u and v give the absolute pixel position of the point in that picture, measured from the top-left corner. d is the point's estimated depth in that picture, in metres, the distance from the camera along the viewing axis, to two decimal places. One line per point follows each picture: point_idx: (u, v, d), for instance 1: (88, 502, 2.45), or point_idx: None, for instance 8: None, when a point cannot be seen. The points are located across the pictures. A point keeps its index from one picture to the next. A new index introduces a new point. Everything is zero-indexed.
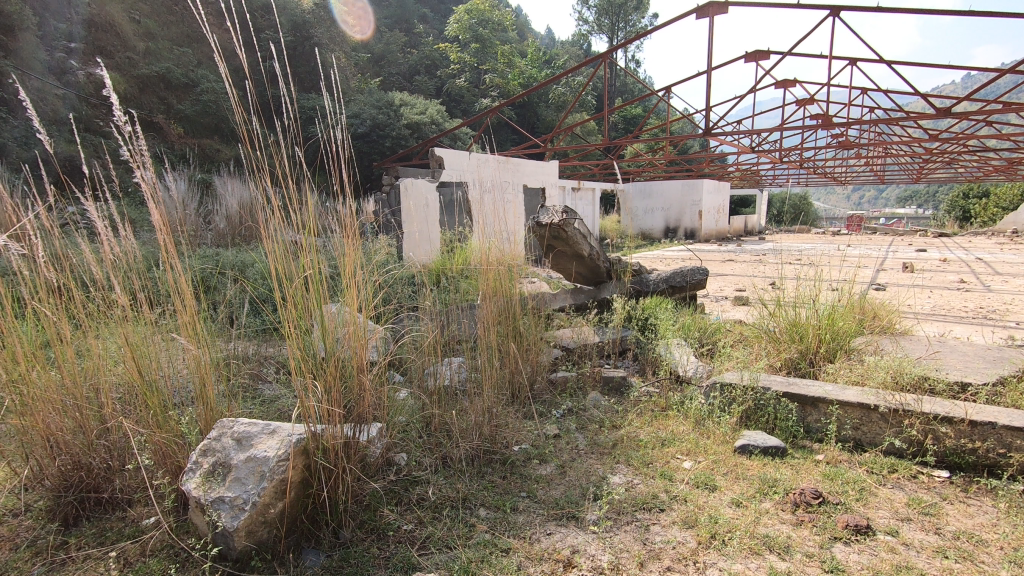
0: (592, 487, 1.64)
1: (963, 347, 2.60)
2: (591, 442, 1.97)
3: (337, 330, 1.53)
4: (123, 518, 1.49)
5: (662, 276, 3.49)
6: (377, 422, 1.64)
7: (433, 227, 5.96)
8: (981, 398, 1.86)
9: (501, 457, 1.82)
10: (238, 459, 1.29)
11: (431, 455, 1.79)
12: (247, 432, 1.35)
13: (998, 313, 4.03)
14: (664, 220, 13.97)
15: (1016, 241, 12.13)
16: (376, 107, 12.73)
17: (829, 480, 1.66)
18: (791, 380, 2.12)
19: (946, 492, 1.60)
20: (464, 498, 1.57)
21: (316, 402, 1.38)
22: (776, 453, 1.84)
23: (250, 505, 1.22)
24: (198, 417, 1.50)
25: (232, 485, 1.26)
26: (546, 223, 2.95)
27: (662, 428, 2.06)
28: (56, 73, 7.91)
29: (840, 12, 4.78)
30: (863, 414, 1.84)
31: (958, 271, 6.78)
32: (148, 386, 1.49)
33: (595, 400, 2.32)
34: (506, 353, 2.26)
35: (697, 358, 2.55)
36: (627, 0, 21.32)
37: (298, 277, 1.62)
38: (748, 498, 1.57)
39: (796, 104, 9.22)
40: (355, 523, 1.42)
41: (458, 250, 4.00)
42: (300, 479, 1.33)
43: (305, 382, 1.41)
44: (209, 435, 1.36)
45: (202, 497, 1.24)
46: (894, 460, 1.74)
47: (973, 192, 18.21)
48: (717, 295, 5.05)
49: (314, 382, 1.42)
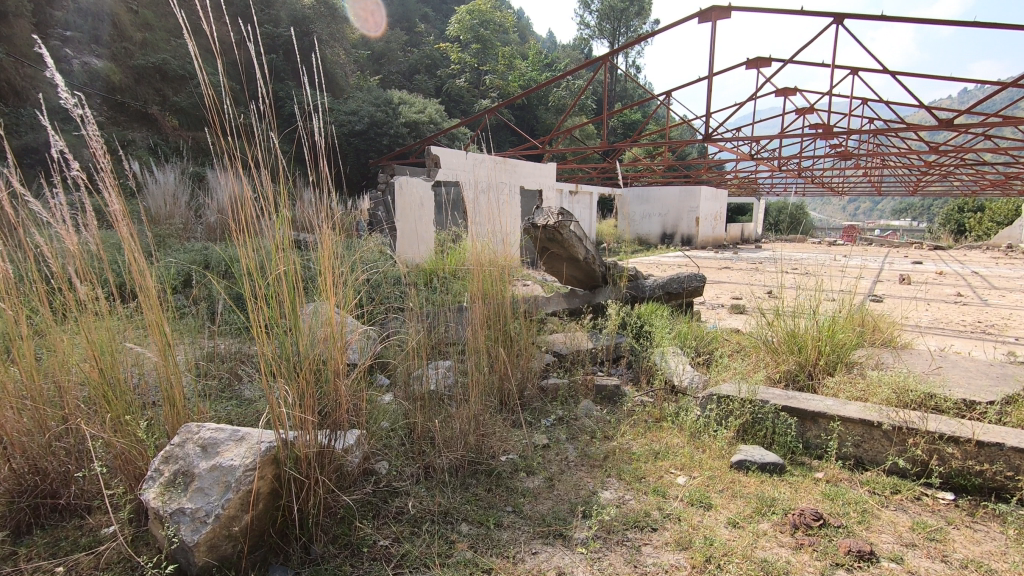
0: (581, 503, 1.56)
1: (965, 363, 2.53)
2: (581, 454, 1.89)
3: (313, 330, 1.44)
4: (80, 526, 1.39)
5: (658, 282, 3.41)
6: (355, 429, 1.54)
7: (428, 227, 5.92)
8: (989, 418, 1.79)
9: (487, 468, 1.73)
10: (201, 468, 1.21)
11: (413, 464, 1.69)
12: (212, 439, 1.26)
13: (996, 328, 3.97)
14: (661, 225, 13.92)
15: (1012, 255, 12.11)
16: (375, 105, 12.67)
17: (829, 501, 1.58)
18: (790, 394, 2.04)
19: (952, 516, 1.52)
20: (445, 512, 1.48)
21: (287, 408, 1.29)
22: (774, 470, 1.76)
23: (212, 518, 1.13)
24: (164, 420, 1.42)
25: (194, 496, 1.17)
26: (541, 224, 2.86)
27: (656, 440, 1.98)
28: (50, 61, 7.84)
29: (842, 20, 4.73)
30: (865, 431, 1.77)
31: (955, 285, 6.74)
32: (111, 388, 1.39)
33: (587, 410, 2.23)
34: (494, 358, 2.19)
35: (692, 368, 2.48)
36: (629, 6, 21.35)
37: (273, 272, 1.52)
38: (745, 518, 1.49)
39: (796, 113, 9.14)
40: (327, 538, 1.32)
41: (451, 250, 3.90)
42: (268, 491, 1.24)
43: (276, 386, 1.31)
44: (172, 441, 1.27)
45: (160, 508, 1.15)
46: (897, 480, 1.67)
47: (968, 206, 18.24)
48: (713, 303, 4.99)
49: (287, 386, 1.33)
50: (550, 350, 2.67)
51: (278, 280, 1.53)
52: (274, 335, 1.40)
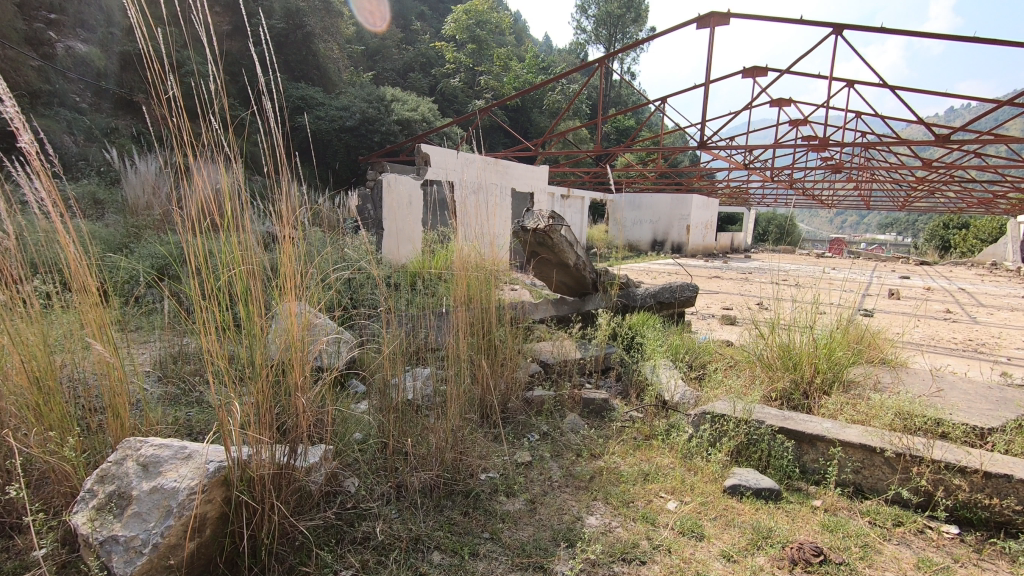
0: (563, 530, 1.44)
1: (963, 383, 2.46)
2: (566, 474, 1.77)
3: (271, 335, 1.30)
4: (7, 548, 1.23)
5: (650, 290, 3.31)
6: (320, 444, 1.41)
7: (416, 227, 5.76)
8: (998, 447, 1.69)
9: (464, 489, 1.60)
10: (142, 490, 1.08)
11: (385, 482, 1.56)
12: (155, 457, 1.12)
13: (988, 347, 3.93)
14: (652, 232, 13.87)
15: (996, 272, 12.23)
16: (367, 101, 12.53)
17: (829, 533, 1.48)
18: (787, 414, 1.94)
19: (958, 552, 1.42)
20: (416, 540, 1.36)
21: (238, 421, 1.15)
22: (769, 496, 1.65)
23: (149, 548, 1.00)
24: (109, 428, 1.29)
25: (131, 522, 1.04)
26: (531, 228, 2.76)
27: (646, 461, 1.87)
28: (32, 43, 7.61)
29: (841, 31, 4.68)
30: (866, 457, 1.67)
31: (944, 301, 6.74)
32: (46, 394, 1.25)
33: (574, 426, 2.11)
34: (476, 369, 2.07)
35: (685, 383, 2.38)
36: (625, 12, 21.38)
37: (231, 270, 1.39)
38: (740, 550, 1.38)
39: (790, 124, 9.11)
40: (284, 569, 1.19)
41: (438, 252, 3.78)
42: (217, 517, 1.10)
43: (227, 398, 1.17)
44: (111, 458, 1.14)
45: (89, 536, 1.02)
46: (899, 512, 1.57)
47: (953, 223, 18.45)
48: (704, 313, 4.90)
49: (239, 399, 1.19)
50: (536, 360, 2.56)
51: (237, 278, 1.38)
52: (224, 339, 1.26)
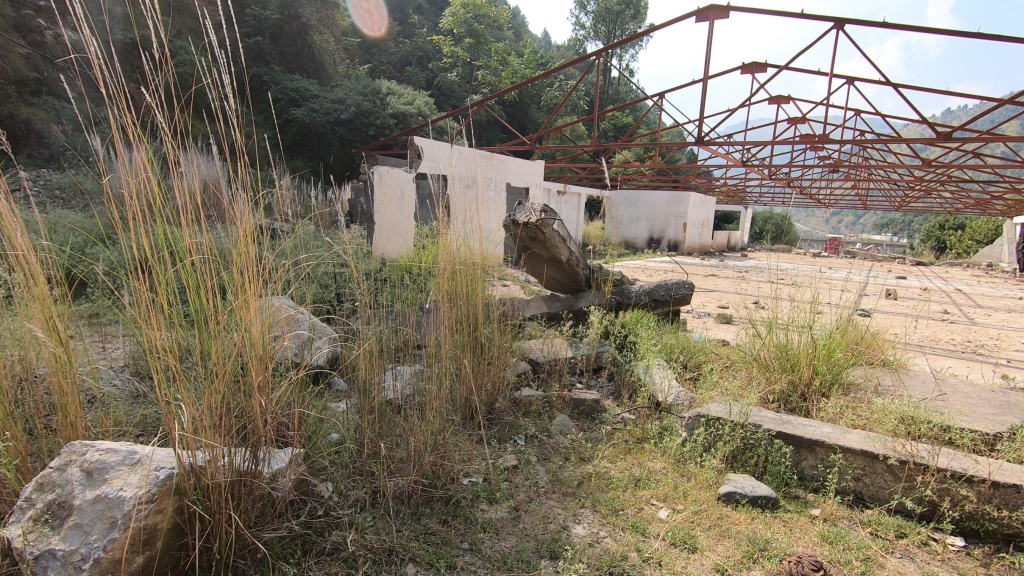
0: (548, 541, 1.35)
1: (966, 386, 2.39)
2: (552, 479, 1.69)
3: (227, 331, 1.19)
4: None
5: (644, 288, 3.23)
6: (288, 448, 1.31)
7: (408, 221, 5.67)
8: (1006, 454, 1.62)
9: (444, 496, 1.52)
10: (84, 499, 0.98)
11: (360, 487, 1.47)
12: (101, 463, 1.03)
13: (988, 348, 3.86)
14: (649, 230, 13.79)
15: (992, 274, 12.20)
16: (362, 94, 12.39)
17: (828, 545, 1.39)
18: (784, 418, 1.86)
19: (965, 567, 1.34)
20: (390, 550, 1.27)
21: (187, 426, 1.05)
22: (766, 504, 1.57)
23: (89, 564, 0.90)
24: (58, 426, 1.19)
25: (69, 536, 0.94)
26: (523, 222, 2.66)
27: (637, 465, 1.78)
28: (20, 30, 7.47)
29: (843, 25, 4.59)
30: (868, 464, 1.59)
31: (941, 302, 6.68)
32: None
33: (563, 428, 2.02)
34: (460, 367, 1.98)
35: (679, 384, 2.29)
36: (624, 8, 21.24)
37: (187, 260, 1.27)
38: (735, 564, 1.30)
39: (788, 122, 9.01)
40: None
41: (429, 246, 3.69)
42: (169, 528, 1.01)
43: (174, 402, 1.06)
44: (52, 464, 1.04)
45: (24, 551, 0.92)
46: (902, 522, 1.49)
47: (949, 223, 18.42)
48: (700, 312, 4.81)
49: (188, 401, 1.08)
50: (526, 358, 2.47)
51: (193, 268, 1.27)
52: (178, 333, 1.16)
